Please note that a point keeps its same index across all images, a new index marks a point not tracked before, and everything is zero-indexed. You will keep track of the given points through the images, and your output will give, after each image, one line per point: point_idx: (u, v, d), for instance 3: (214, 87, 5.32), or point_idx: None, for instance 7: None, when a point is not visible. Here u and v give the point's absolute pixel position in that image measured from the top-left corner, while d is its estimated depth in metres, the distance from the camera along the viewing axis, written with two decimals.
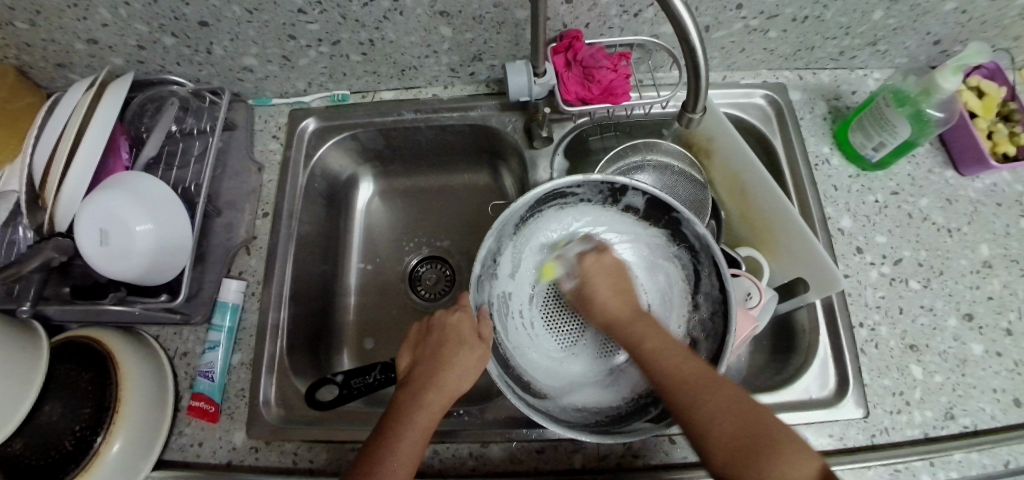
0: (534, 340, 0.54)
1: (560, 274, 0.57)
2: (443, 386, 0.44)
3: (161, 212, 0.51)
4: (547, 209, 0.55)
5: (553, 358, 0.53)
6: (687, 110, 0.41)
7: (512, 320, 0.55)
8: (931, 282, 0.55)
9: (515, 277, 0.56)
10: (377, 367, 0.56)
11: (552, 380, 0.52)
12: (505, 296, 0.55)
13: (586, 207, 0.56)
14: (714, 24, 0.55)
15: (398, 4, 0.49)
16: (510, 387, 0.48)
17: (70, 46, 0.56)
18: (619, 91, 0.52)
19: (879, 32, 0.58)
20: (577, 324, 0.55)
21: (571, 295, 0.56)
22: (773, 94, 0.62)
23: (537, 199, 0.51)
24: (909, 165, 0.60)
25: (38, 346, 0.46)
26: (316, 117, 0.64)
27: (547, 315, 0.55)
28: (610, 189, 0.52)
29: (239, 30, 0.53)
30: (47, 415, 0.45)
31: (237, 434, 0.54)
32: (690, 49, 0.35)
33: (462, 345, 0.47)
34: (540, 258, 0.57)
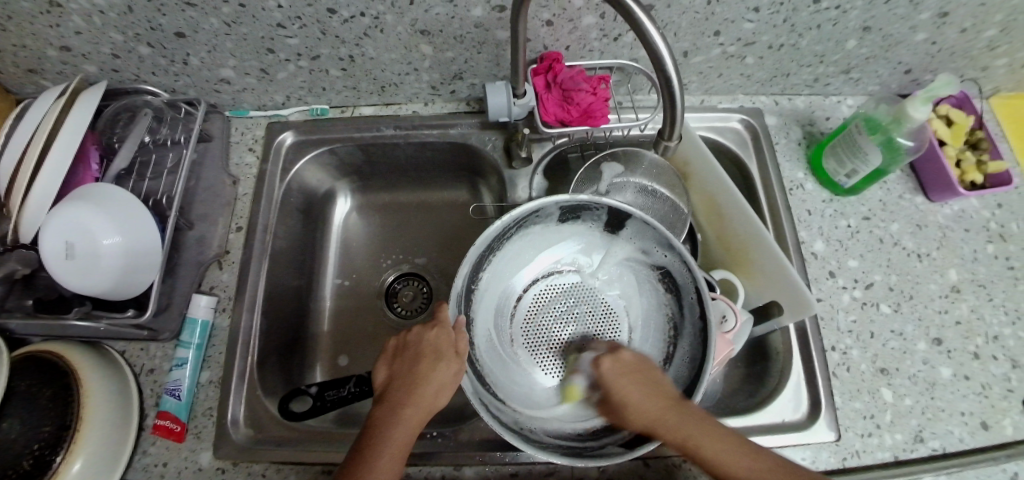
0: (512, 359, 0.54)
1: (540, 293, 0.57)
2: (419, 402, 0.42)
3: (131, 223, 0.50)
4: (532, 227, 0.55)
5: (529, 378, 0.53)
6: (663, 137, 0.41)
7: (491, 337, 0.54)
8: (901, 306, 0.56)
9: (496, 294, 0.56)
10: (352, 380, 0.55)
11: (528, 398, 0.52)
12: (487, 313, 0.55)
13: (572, 227, 0.55)
14: (692, 49, 0.55)
15: (378, 20, 0.49)
16: (485, 404, 0.47)
17: (41, 53, 0.54)
18: (598, 113, 0.52)
19: (852, 60, 0.59)
20: (559, 344, 0.54)
21: (550, 315, 0.56)
22: (750, 118, 0.63)
23: (521, 217, 0.51)
24: (880, 190, 0.61)
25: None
26: (295, 131, 0.63)
27: (526, 332, 0.55)
28: (596, 211, 0.52)
29: (217, 42, 0.53)
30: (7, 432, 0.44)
31: (204, 453, 0.52)
32: (666, 80, 0.36)
33: (439, 360, 0.45)
34: (521, 277, 0.57)
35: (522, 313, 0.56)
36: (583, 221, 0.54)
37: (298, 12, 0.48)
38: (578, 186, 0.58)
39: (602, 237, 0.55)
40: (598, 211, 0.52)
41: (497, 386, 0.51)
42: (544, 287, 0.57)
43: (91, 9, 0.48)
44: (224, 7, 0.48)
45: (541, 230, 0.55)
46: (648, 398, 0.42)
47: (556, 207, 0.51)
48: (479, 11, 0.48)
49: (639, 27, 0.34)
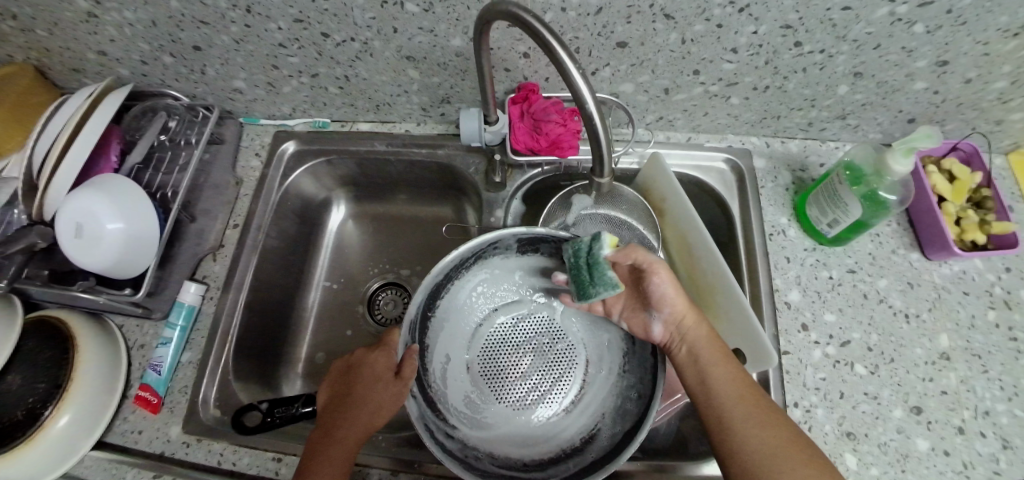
0: (465, 388, 0.54)
1: (498, 321, 0.56)
2: (355, 423, 0.45)
3: (133, 212, 0.55)
4: (492, 257, 0.54)
5: (480, 407, 0.53)
6: (595, 174, 0.44)
7: (446, 364, 0.54)
8: (879, 369, 0.52)
9: (455, 321, 0.56)
10: (301, 399, 0.54)
11: (477, 427, 0.52)
12: (444, 340, 0.55)
13: (533, 259, 0.55)
14: (672, 87, 0.56)
15: (367, 45, 0.53)
16: (430, 431, 0.47)
17: (84, 55, 0.62)
18: (565, 145, 0.55)
19: (847, 105, 0.58)
20: (514, 374, 0.54)
21: (507, 344, 0.55)
22: (735, 159, 0.61)
23: (478, 248, 0.51)
24: (871, 242, 0.58)
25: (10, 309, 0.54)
26: (297, 140, 0.67)
27: (481, 360, 0.55)
28: (555, 245, 0.51)
29: (229, 56, 0.58)
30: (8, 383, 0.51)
31: (174, 428, 0.57)
32: (588, 117, 0.39)
33: (380, 381, 0.47)
34: (481, 304, 0.56)
35: (479, 341, 0.55)
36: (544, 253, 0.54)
37: (296, 34, 0.53)
38: (545, 219, 0.59)
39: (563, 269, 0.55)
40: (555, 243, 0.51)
41: (447, 412, 0.52)
42: (503, 316, 0.56)
43: (122, 20, 0.54)
44: (232, 27, 0.53)
45: (502, 260, 0.55)
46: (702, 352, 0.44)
47: (512, 238, 0.50)
48: (458, 41, 0.51)
49: (562, 61, 0.37)
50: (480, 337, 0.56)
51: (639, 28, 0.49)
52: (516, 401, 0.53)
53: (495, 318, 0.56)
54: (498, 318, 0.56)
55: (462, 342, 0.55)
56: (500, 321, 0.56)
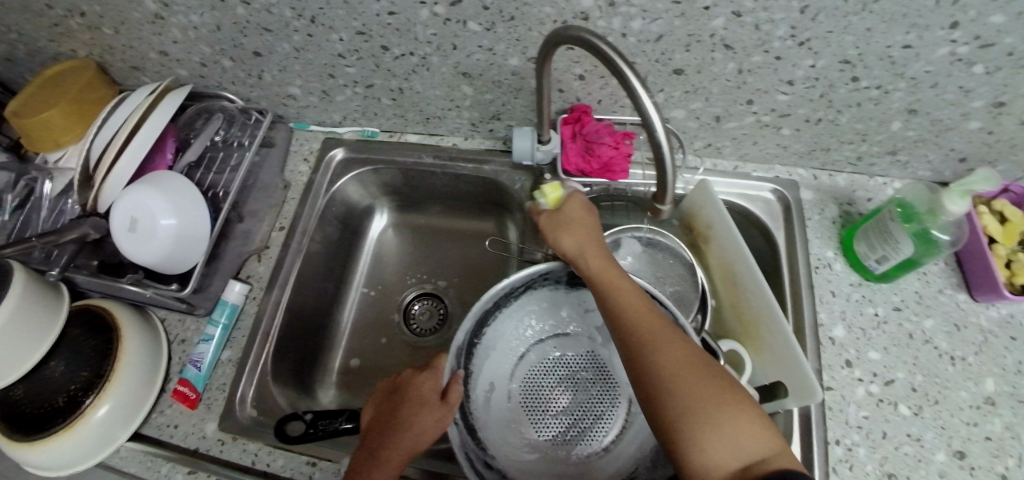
0: (506, 418, 0.53)
1: (543, 352, 0.56)
2: (399, 445, 0.45)
3: (184, 209, 0.56)
4: (542, 288, 0.55)
5: (522, 440, 0.52)
6: (657, 200, 0.44)
7: (489, 392, 0.54)
8: (922, 410, 0.52)
9: (500, 349, 0.56)
10: (345, 413, 0.53)
11: (518, 462, 0.51)
12: (489, 367, 0.55)
13: (583, 294, 0.55)
14: (723, 115, 0.57)
15: (424, 60, 0.54)
16: (470, 462, 0.46)
17: (146, 54, 0.63)
18: (617, 168, 0.57)
19: (899, 142, 0.57)
20: (556, 408, 0.54)
21: (551, 376, 0.55)
22: (783, 190, 0.62)
23: (529, 279, 0.52)
24: (917, 281, 0.58)
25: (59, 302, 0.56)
26: (346, 148, 0.68)
27: (524, 391, 0.55)
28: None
29: (286, 63, 0.59)
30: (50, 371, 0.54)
31: (209, 425, 0.57)
32: (657, 143, 0.38)
33: (424, 406, 0.47)
34: (528, 334, 0.57)
35: (524, 371, 0.56)
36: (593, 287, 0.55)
37: (355, 46, 0.54)
38: None
39: None
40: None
41: (487, 443, 0.50)
42: (548, 347, 0.56)
43: (187, 24, 0.56)
44: (294, 35, 0.54)
45: (552, 292, 0.55)
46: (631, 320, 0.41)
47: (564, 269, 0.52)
48: (515, 61, 0.52)
49: (634, 89, 0.37)
50: (524, 367, 0.56)
51: (697, 56, 0.49)
52: (557, 436, 0.52)
53: (540, 349, 0.56)
54: (543, 349, 0.56)
55: (505, 370, 0.56)
56: (544, 352, 0.56)
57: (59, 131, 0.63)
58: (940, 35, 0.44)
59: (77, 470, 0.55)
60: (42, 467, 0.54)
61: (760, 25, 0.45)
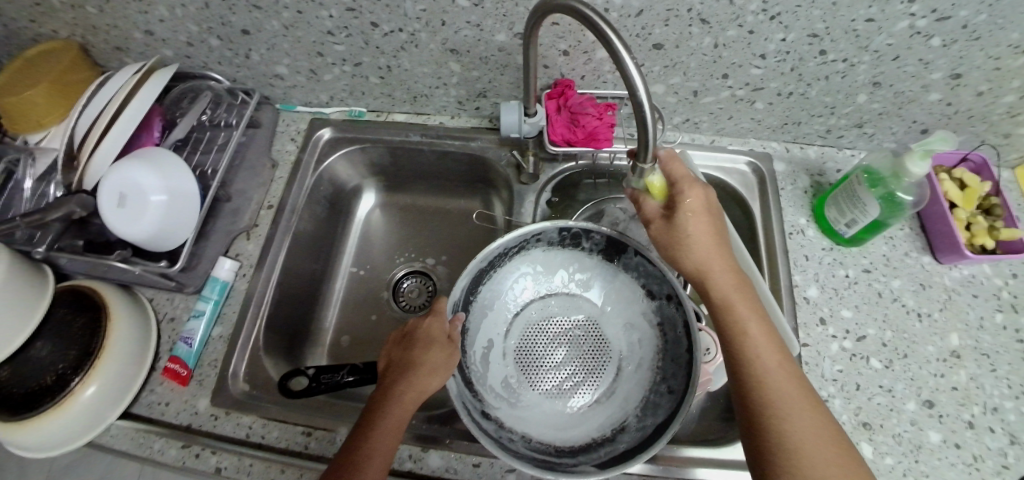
0: (503, 373, 0.56)
1: (538, 311, 0.59)
2: (412, 382, 0.47)
3: (178, 187, 0.57)
4: (533, 248, 0.59)
5: (518, 393, 0.55)
6: (638, 159, 0.44)
7: (487, 348, 0.57)
8: (893, 363, 0.54)
9: (497, 309, 0.59)
10: (347, 368, 0.58)
11: (512, 412, 0.53)
12: (487, 326, 0.58)
13: (573, 255, 0.59)
14: (701, 90, 0.60)
15: (413, 36, 0.56)
16: (466, 407, 0.49)
17: (130, 34, 0.63)
18: (601, 137, 0.58)
19: (864, 114, 0.61)
20: (549, 363, 0.56)
21: (545, 333, 0.58)
22: (757, 163, 0.64)
23: (521, 237, 0.56)
24: (885, 245, 0.60)
25: (42, 279, 0.56)
26: (333, 128, 0.69)
27: (520, 349, 0.57)
28: (592, 236, 0.57)
29: (276, 42, 0.60)
30: (38, 350, 0.53)
31: (202, 401, 0.58)
32: (639, 106, 0.39)
33: (432, 346, 0.49)
34: (524, 294, 0.60)
35: (520, 328, 0.58)
36: (582, 248, 0.59)
37: (346, 22, 0.55)
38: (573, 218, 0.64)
39: (599, 266, 0.59)
40: (592, 237, 0.57)
41: (481, 394, 0.54)
42: (542, 307, 0.59)
43: (176, 1, 0.56)
44: (285, 12, 0.55)
45: (542, 253, 0.59)
46: (779, 375, 0.40)
47: (554, 229, 0.55)
48: (502, 37, 0.54)
49: (621, 56, 0.38)
50: (518, 328, 0.58)
51: (675, 31, 0.52)
52: (550, 388, 0.55)
53: (533, 310, 0.59)
54: (535, 310, 0.59)
55: (500, 330, 0.58)
56: (538, 312, 0.59)
57: (43, 113, 0.63)
58: (898, 9, 0.47)
59: (62, 450, 0.55)
60: (26, 447, 0.53)
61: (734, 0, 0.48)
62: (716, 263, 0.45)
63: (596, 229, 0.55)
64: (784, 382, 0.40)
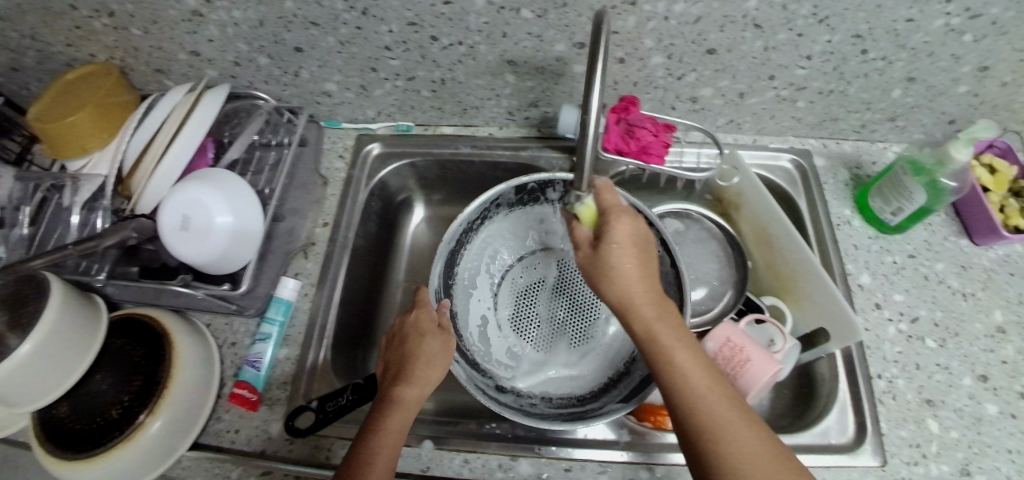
0: (505, 339, 0.66)
1: (519, 273, 0.70)
2: (417, 379, 0.49)
3: (242, 208, 0.56)
4: (494, 217, 0.68)
5: (521, 357, 0.65)
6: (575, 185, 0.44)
7: (482, 325, 0.67)
8: (946, 342, 0.57)
9: (482, 285, 0.70)
10: (349, 389, 0.55)
11: (525, 370, 0.64)
12: (478, 303, 0.68)
13: (531, 215, 0.69)
14: (748, 91, 0.62)
15: (472, 49, 0.56)
16: (483, 389, 0.57)
17: (173, 55, 0.62)
18: (653, 152, 0.59)
19: (897, 108, 0.64)
20: (538, 323, 0.67)
21: (529, 289, 0.69)
22: (800, 159, 0.68)
23: (482, 211, 0.64)
24: (924, 230, 0.64)
25: (95, 311, 0.56)
26: (381, 143, 0.69)
27: (511, 318, 0.68)
28: (546, 190, 0.64)
29: (329, 58, 0.60)
30: (98, 384, 0.53)
31: (274, 425, 0.57)
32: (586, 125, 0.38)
33: (425, 334, 0.53)
34: (500, 264, 0.71)
35: (507, 294, 0.69)
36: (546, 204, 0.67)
37: (405, 37, 0.56)
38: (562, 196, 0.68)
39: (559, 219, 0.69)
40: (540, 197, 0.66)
41: (491, 363, 0.64)
42: (518, 274, 0.70)
43: (227, 20, 0.55)
44: (343, 29, 0.55)
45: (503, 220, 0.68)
46: (712, 397, 0.39)
47: (511, 192, 0.63)
48: (561, 47, 0.55)
49: (603, 59, 0.38)
50: (503, 300, 0.69)
51: (729, 36, 0.55)
52: (549, 339, 0.65)
53: (512, 278, 0.70)
54: (513, 276, 0.70)
55: (489, 307, 0.69)
56: (517, 277, 0.70)
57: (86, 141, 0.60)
58: (936, 8, 0.50)
59: None
60: None
61: (787, 5, 0.51)
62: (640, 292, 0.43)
63: (552, 180, 0.62)
64: (717, 402, 0.39)
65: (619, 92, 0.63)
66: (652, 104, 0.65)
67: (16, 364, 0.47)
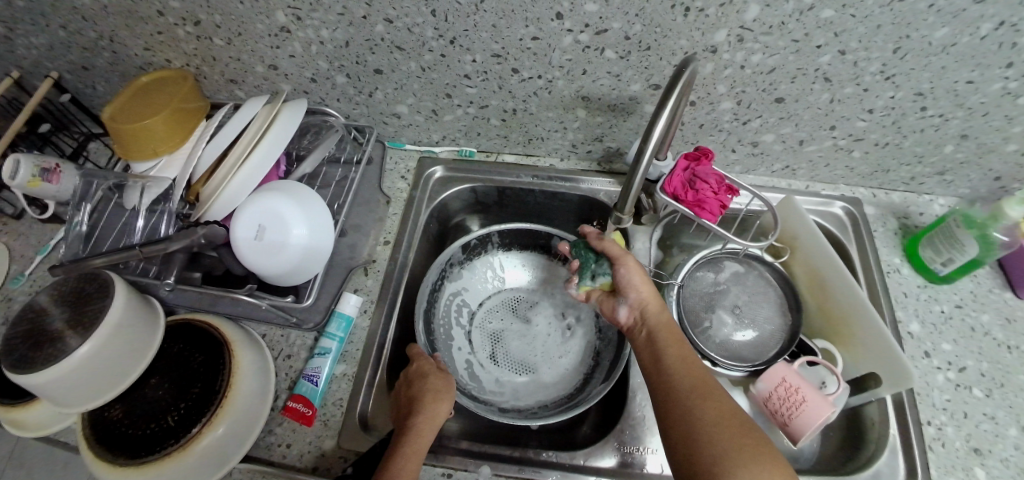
0: (493, 373, 0.68)
1: (489, 312, 0.73)
2: (424, 418, 0.52)
3: (315, 222, 0.57)
4: (454, 272, 0.73)
5: (513, 388, 0.67)
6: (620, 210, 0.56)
7: (470, 367, 0.68)
8: (993, 392, 0.58)
9: (454, 333, 0.71)
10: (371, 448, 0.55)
11: (516, 398, 0.66)
12: (456, 349, 0.69)
13: (483, 261, 0.76)
14: (807, 139, 0.65)
15: (550, 83, 0.58)
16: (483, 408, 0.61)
17: (251, 68, 0.64)
18: (707, 208, 0.59)
19: (947, 163, 0.66)
20: (516, 350, 0.70)
21: (499, 322, 0.72)
22: (851, 207, 0.71)
23: (443, 265, 0.71)
24: (971, 282, 0.66)
25: (159, 316, 0.57)
26: (444, 166, 0.73)
27: (491, 354, 0.70)
28: (495, 236, 0.74)
29: (406, 82, 0.61)
30: (154, 388, 0.54)
31: (328, 441, 0.57)
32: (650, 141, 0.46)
33: (427, 375, 0.56)
34: (467, 310, 0.73)
35: (482, 334, 0.71)
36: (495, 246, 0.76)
37: (486, 67, 0.57)
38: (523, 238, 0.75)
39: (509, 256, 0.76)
40: (490, 242, 0.75)
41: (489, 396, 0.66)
42: (484, 317, 0.73)
43: (314, 39, 0.57)
44: (426, 54, 0.57)
45: (461, 272, 0.74)
46: (694, 372, 0.48)
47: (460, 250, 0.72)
48: (636, 86, 0.57)
49: (675, 102, 0.44)
50: (477, 343, 0.70)
51: (799, 86, 0.57)
52: (531, 363, 0.69)
53: (480, 318, 0.73)
54: (481, 316, 0.73)
55: (471, 351, 0.70)
56: (484, 317, 0.73)
57: (159, 142, 0.62)
58: (996, 72, 0.52)
59: None
60: None
61: (858, 62, 0.53)
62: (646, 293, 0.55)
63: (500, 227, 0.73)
64: (696, 377, 0.48)
65: (684, 133, 0.66)
66: (715, 145, 0.68)
67: (76, 362, 0.47)
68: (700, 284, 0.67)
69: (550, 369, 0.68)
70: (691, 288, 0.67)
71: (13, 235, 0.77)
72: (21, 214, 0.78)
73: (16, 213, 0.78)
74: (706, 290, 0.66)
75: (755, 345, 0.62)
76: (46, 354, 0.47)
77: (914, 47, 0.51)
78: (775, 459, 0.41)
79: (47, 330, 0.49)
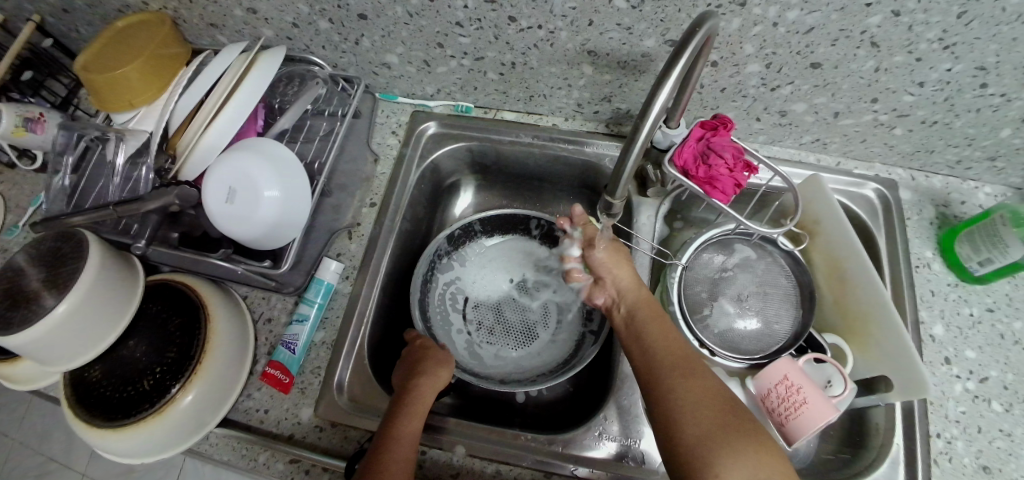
0: (493, 350, 0.66)
1: (485, 294, 0.70)
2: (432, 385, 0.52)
3: (289, 183, 0.53)
4: (443, 263, 0.70)
5: (513, 363, 0.65)
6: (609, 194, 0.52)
7: (470, 345, 0.67)
8: (1014, 407, 0.54)
9: (452, 319, 0.68)
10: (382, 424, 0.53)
11: (518, 371, 0.64)
12: (456, 332, 0.67)
13: (470, 247, 0.72)
14: (843, 111, 0.58)
15: (552, 35, 0.52)
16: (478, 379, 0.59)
17: (230, 11, 0.58)
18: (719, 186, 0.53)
19: (1002, 148, 0.58)
20: (511, 326, 0.68)
21: (490, 299, 0.70)
22: (884, 190, 0.64)
23: (432, 257, 0.68)
24: (1008, 284, 0.60)
25: (135, 273, 0.53)
26: (438, 122, 0.68)
27: (488, 334, 0.67)
28: (478, 223, 0.71)
29: (394, 29, 0.55)
30: (132, 351, 0.51)
31: (305, 410, 0.56)
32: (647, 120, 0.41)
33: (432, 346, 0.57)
34: (462, 296, 0.70)
35: (482, 314, 0.69)
36: (480, 231, 0.72)
37: (480, 14, 0.51)
38: (506, 219, 0.72)
39: (495, 240, 0.73)
40: (474, 232, 0.72)
41: (489, 370, 0.64)
42: (477, 299, 0.70)
43: None
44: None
45: (451, 262, 0.71)
46: (664, 349, 0.46)
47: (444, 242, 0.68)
48: (650, 42, 0.50)
49: (688, 62, 0.38)
50: (473, 324, 0.68)
51: (840, 51, 0.49)
52: (527, 338, 0.67)
53: (476, 300, 0.70)
54: (476, 299, 0.70)
55: (470, 333, 0.67)
56: (478, 298, 0.70)
57: (136, 90, 0.57)
58: None
59: (157, 457, 0.52)
60: (119, 453, 0.51)
61: (914, 26, 0.45)
62: (622, 273, 0.54)
63: (482, 215, 0.70)
64: (667, 353, 0.45)
65: (703, 97, 0.59)
66: (737, 113, 0.61)
67: (54, 322, 0.45)
68: (707, 267, 0.62)
69: (545, 343, 0.66)
70: (695, 272, 0.62)
71: (8, 184, 0.75)
72: (13, 164, 0.76)
73: (9, 162, 0.76)
74: (712, 275, 0.62)
75: (759, 337, 0.58)
76: (21, 316, 0.45)
77: (984, 12, 0.42)
78: (755, 437, 0.38)
79: (19, 290, 0.47)
